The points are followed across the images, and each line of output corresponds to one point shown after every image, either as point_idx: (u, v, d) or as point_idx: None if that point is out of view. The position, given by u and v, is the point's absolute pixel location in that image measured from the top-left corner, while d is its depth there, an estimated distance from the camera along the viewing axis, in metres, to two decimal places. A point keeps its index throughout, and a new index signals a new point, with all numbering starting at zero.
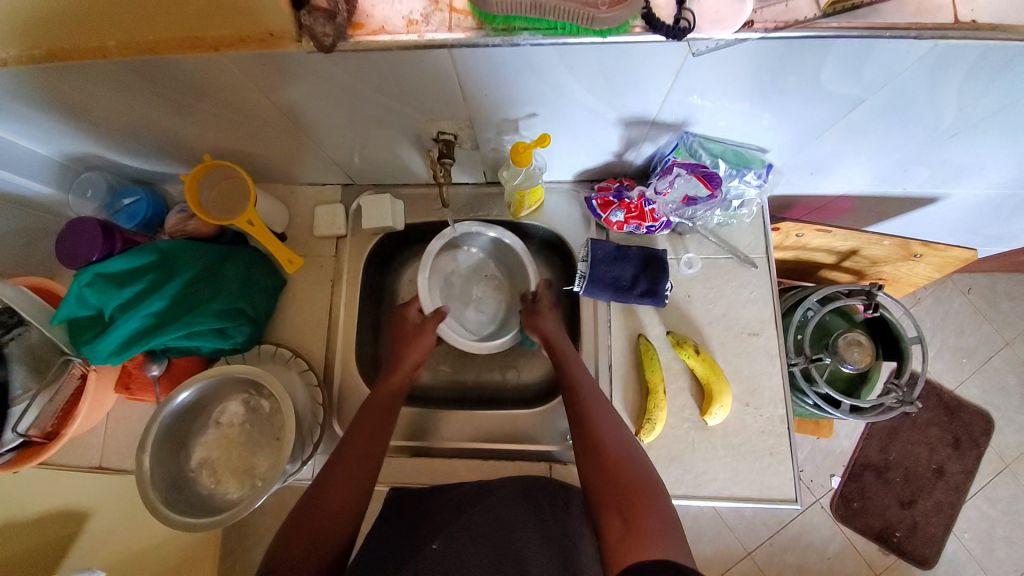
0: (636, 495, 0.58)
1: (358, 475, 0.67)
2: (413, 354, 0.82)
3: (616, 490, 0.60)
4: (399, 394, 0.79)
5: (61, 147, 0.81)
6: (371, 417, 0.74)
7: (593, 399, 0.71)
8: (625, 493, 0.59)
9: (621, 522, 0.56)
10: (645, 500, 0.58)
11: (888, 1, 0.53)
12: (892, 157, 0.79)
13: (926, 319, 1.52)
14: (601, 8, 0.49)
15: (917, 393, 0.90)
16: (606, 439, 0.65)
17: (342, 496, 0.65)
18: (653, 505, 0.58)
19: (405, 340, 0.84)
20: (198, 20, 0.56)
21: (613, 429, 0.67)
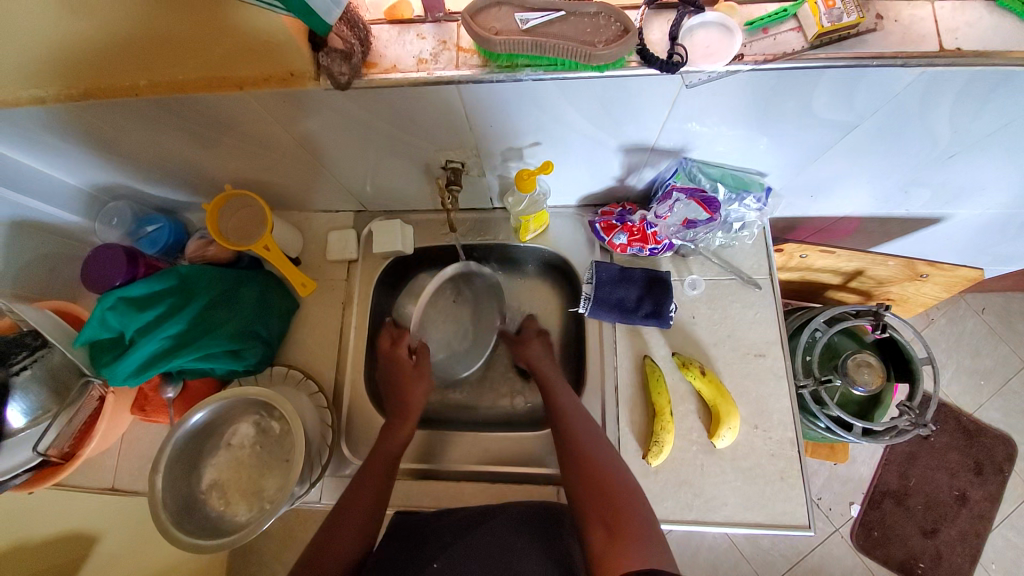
0: (623, 515, 0.62)
1: (365, 524, 0.69)
2: (416, 391, 0.82)
3: (604, 511, 0.63)
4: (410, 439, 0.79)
5: (92, 178, 0.86)
6: (381, 466, 0.74)
7: (577, 420, 0.74)
8: (611, 514, 0.62)
9: (608, 543, 0.60)
10: (632, 519, 0.62)
11: (874, 32, 0.56)
12: (891, 178, 0.80)
13: (940, 340, 1.50)
14: (597, 46, 0.52)
15: (931, 416, 0.89)
16: (592, 462, 0.68)
17: (347, 542, 0.67)
18: (638, 523, 0.62)
19: (397, 382, 0.83)
20: (224, 63, 0.60)
21: (597, 444, 0.70)
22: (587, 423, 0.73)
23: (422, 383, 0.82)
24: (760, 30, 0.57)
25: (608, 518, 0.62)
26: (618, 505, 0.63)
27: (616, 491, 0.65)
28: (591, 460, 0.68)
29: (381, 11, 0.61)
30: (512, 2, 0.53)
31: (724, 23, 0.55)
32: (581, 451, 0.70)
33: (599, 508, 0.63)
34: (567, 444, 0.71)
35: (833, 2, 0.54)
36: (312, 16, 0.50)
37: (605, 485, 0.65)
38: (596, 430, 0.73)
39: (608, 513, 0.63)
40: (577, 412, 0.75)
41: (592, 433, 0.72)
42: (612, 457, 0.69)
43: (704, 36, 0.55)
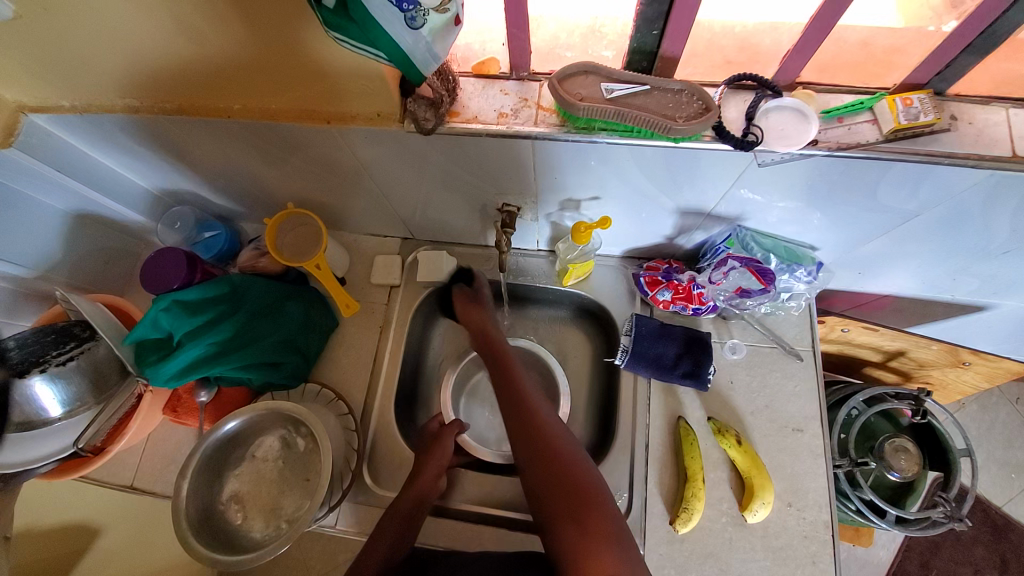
0: (594, 509, 0.62)
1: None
2: (431, 466, 0.78)
3: (571, 505, 0.63)
4: (423, 499, 0.75)
5: (161, 183, 0.90)
6: (392, 527, 0.72)
7: (539, 412, 0.73)
8: (582, 510, 0.62)
9: (582, 540, 0.59)
10: (602, 512, 0.62)
11: (947, 132, 0.57)
12: (941, 267, 0.79)
13: (971, 427, 1.44)
14: (677, 121, 0.54)
15: (967, 511, 0.86)
16: (561, 459, 0.67)
17: None
18: (611, 520, 0.61)
19: (426, 454, 0.80)
20: (317, 100, 0.64)
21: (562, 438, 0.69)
22: (549, 417, 0.73)
23: (443, 458, 0.80)
24: (834, 119, 0.58)
25: (578, 517, 0.61)
26: (587, 500, 0.63)
27: (585, 487, 0.64)
28: (558, 455, 0.67)
29: (469, 64, 0.64)
30: (599, 72, 0.55)
31: (799, 109, 0.56)
32: (545, 444, 0.68)
33: (568, 504, 0.63)
34: (531, 440, 0.69)
35: (910, 100, 0.56)
36: (410, 68, 0.52)
37: (571, 479, 0.65)
38: (558, 425, 0.72)
39: (577, 506, 0.62)
40: (539, 406, 0.74)
41: (558, 428, 0.71)
42: (576, 450, 0.69)
43: (779, 119, 0.56)
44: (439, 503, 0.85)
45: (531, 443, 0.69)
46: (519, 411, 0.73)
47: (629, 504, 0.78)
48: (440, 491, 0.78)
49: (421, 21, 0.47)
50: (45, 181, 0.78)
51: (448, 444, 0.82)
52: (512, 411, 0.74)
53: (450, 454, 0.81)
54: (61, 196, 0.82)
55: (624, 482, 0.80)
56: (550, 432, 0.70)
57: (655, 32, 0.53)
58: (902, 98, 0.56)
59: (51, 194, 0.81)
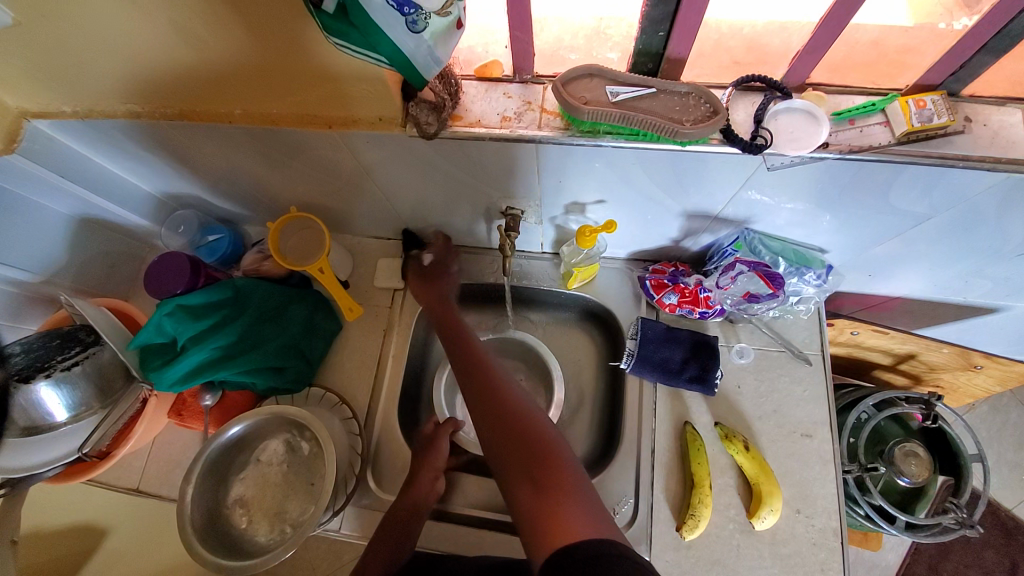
0: (551, 466, 0.59)
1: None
2: (427, 471, 0.78)
3: (527, 465, 0.59)
4: (422, 501, 0.76)
5: (164, 186, 0.90)
6: (391, 534, 0.72)
7: (493, 374, 0.70)
8: (540, 469, 0.59)
9: (540, 500, 0.56)
10: (561, 469, 0.59)
11: (961, 134, 0.55)
12: (954, 268, 0.78)
13: (982, 428, 1.42)
14: (684, 124, 0.53)
15: (980, 517, 0.84)
16: (515, 419, 0.64)
17: None
18: (570, 474, 0.59)
19: (421, 459, 0.80)
20: (319, 105, 0.64)
21: (516, 398, 0.66)
22: (503, 378, 0.70)
23: (438, 461, 0.79)
24: (846, 121, 0.57)
25: (534, 475, 0.58)
26: (543, 458, 0.60)
27: (540, 444, 0.61)
28: (511, 416, 0.64)
29: (472, 66, 0.63)
30: (604, 75, 0.54)
31: (810, 111, 0.55)
32: (497, 406, 0.65)
33: (524, 465, 0.60)
34: (484, 403, 0.66)
35: (924, 102, 0.54)
36: (412, 71, 0.51)
37: (525, 439, 0.62)
38: (513, 386, 0.69)
39: (533, 466, 0.59)
40: (494, 370, 0.71)
41: (513, 390, 0.68)
42: (532, 409, 0.66)
43: (789, 121, 0.55)
44: (442, 507, 0.84)
45: (483, 406, 0.66)
46: (472, 376, 0.70)
47: (635, 510, 0.77)
48: (437, 494, 0.78)
49: (423, 25, 0.46)
50: (50, 186, 0.78)
51: (443, 446, 0.81)
52: (465, 377, 0.71)
53: (445, 456, 0.81)
54: (66, 201, 0.83)
55: (630, 488, 0.79)
56: (504, 393, 0.67)
57: (661, 33, 0.51)
58: (916, 100, 0.54)
59: (54, 199, 0.81)
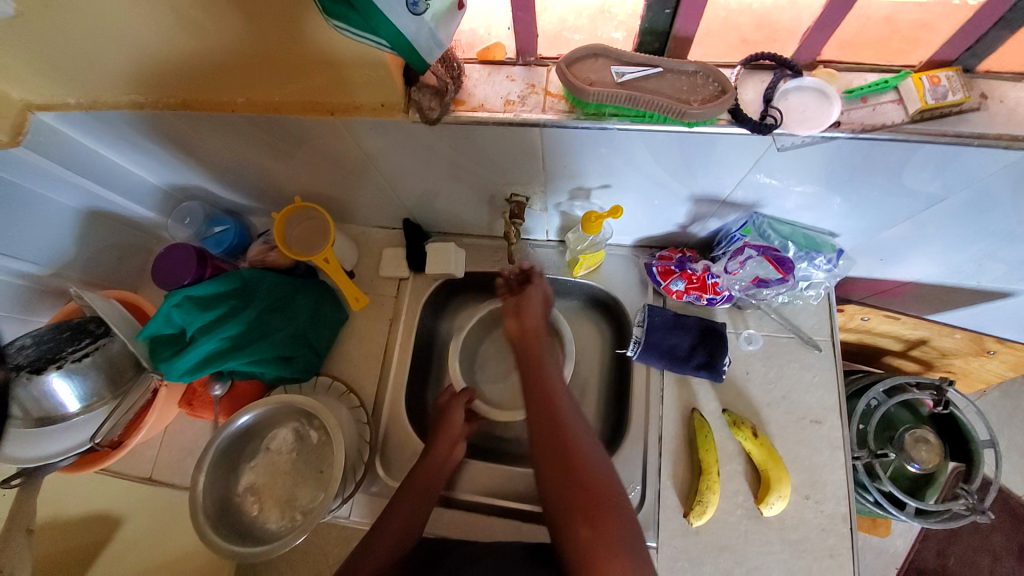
0: (610, 515, 0.57)
1: (398, 540, 0.69)
2: (442, 440, 0.79)
3: (585, 507, 0.57)
4: (439, 471, 0.76)
5: (169, 178, 0.90)
6: (408, 503, 0.72)
7: (561, 396, 0.66)
8: (598, 513, 0.57)
9: (593, 544, 0.55)
10: (617, 517, 0.57)
11: (977, 111, 0.54)
12: (969, 252, 0.76)
13: (994, 415, 1.40)
14: (692, 104, 0.51)
15: (991, 503, 0.83)
16: (579, 454, 0.60)
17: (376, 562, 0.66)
18: (623, 523, 0.57)
19: (438, 429, 0.80)
20: (321, 92, 0.63)
21: (583, 431, 0.62)
22: (569, 401, 0.66)
23: (454, 430, 0.80)
24: (858, 99, 0.55)
25: (591, 519, 0.56)
26: (605, 503, 0.58)
27: (602, 488, 0.58)
28: (575, 450, 0.61)
29: (474, 50, 0.62)
30: (608, 55, 0.53)
31: (821, 90, 0.54)
32: (563, 434, 0.62)
33: (582, 505, 0.57)
34: (551, 429, 0.62)
35: (937, 78, 0.53)
36: (415, 56, 0.50)
37: (586, 479, 0.59)
38: (577, 413, 0.65)
39: (591, 509, 0.57)
40: (559, 390, 0.66)
41: (579, 422, 0.64)
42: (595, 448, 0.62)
43: (799, 100, 0.54)
44: (449, 493, 0.85)
45: (545, 430, 0.63)
46: (538, 396, 0.66)
47: (642, 496, 0.77)
48: (456, 460, 0.80)
49: (424, 6, 0.45)
50: (56, 179, 0.79)
51: (456, 417, 0.81)
52: (531, 395, 0.66)
53: (461, 424, 0.81)
54: (72, 194, 0.83)
55: (637, 475, 0.79)
56: (569, 424, 0.63)
57: (667, 11, 0.50)
58: (929, 76, 0.53)
59: (62, 192, 0.82)
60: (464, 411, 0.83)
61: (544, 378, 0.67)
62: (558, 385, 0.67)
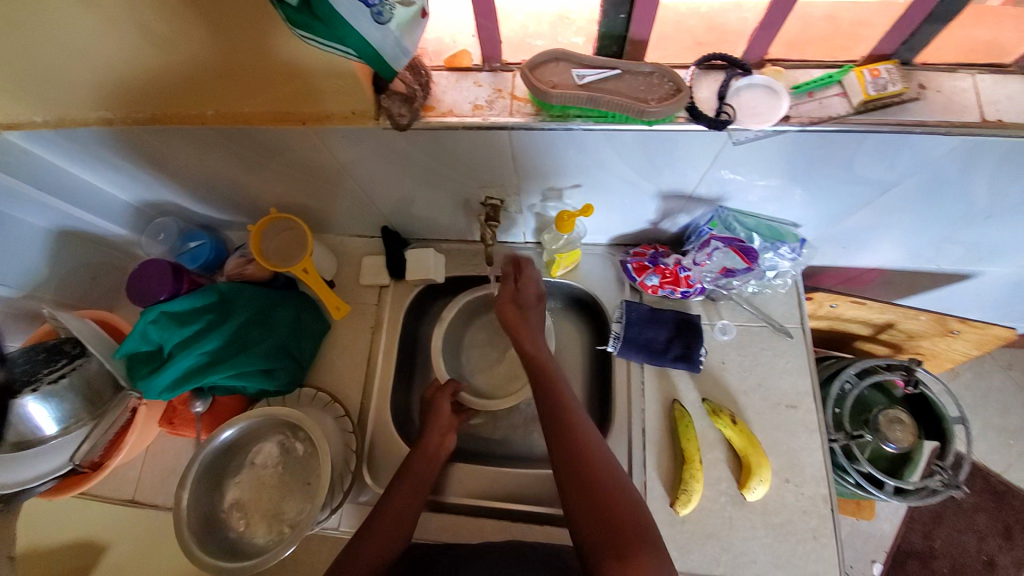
0: (640, 545, 0.53)
1: (395, 527, 0.70)
2: (434, 429, 0.80)
3: (612, 537, 0.54)
4: (432, 462, 0.78)
5: (142, 194, 0.89)
6: (413, 490, 0.73)
7: (583, 424, 0.66)
8: (627, 545, 0.53)
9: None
10: (647, 549, 0.53)
11: (917, 101, 0.57)
12: (925, 235, 0.80)
13: (966, 395, 1.46)
14: (650, 103, 0.54)
15: (965, 478, 0.86)
16: (604, 480, 0.59)
17: (373, 548, 0.66)
18: (654, 557, 0.52)
19: (428, 422, 0.82)
20: (293, 102, 0.64)
21: (607, 460, 0.62)
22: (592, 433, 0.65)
23: (444, 420, 0.82)
24: (805, 94, 0.58)
25: (619, 550, 0.53)
26: (632, 535, 0.54)
27: (628, 518, 0.56)
28: (598, 478, 0.59)
29: (441, 57, 0.63)
30: (570, 58, 0.56)
31: (770, 86, 0.57)
32: (588, 461, 0.61)
33: (609, 534, 0.54)
34: (575, 453, 0.62)
35: (878, 71, 0.56)
36: (382, 64, 0.52)
37: (614, 509, 0.56)
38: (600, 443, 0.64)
39: (619, 539, 0.54)
40: (581, 420, 0.66)
41: (603, 451, 0.63)
42: (621, 478, 0.60)
43: (750, 97, 0.57)
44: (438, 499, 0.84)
45: (570, 457, 0.62)
46: (559, 425, 0.65)
47: None
48: (448, 450, 0.81)
49: (389, 15, 0.47)
50: (24, 198, 0.79)
51: (444, 407, 0.83)
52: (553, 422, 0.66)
53: (450, 415, 0.83)
54: (41, 213, 0.83)
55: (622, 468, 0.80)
56: (593, 450, 0.62)
57: (622, 16, 0.53)
58: (870, 70, 0.56)
59: (30, 211, 0.81)
60: (450, 404, 0.84)
61: (565, 407, 0.68)
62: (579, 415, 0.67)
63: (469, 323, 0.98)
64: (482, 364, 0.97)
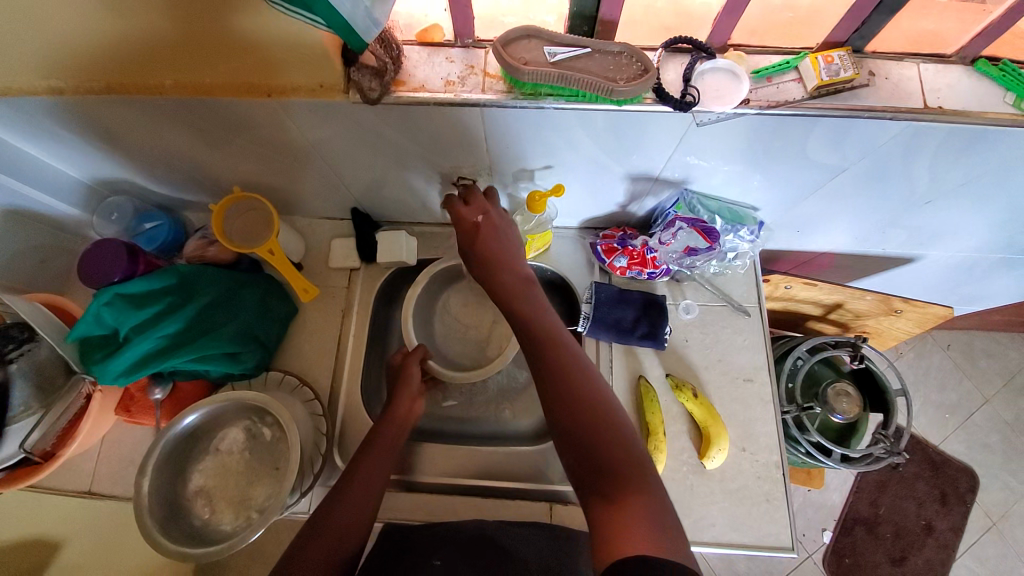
0: (629, 481, 0.54)
1: (367, 493, 0.69)
2: (405, 395, 0.80)
3: (604, 474, 0.55)
4: (405, 426, 0.78)
5: (93, 172, 0.84)
6: (384, 451, 0.74)
7: (569, 353, 0.63)
8: (618, 481, 0.54)
9: (613, 515, 0.52)
10: (639, 483, 0.54)
11: (866, 87, 0.61)
12: (873, 219, 0.86)
13: (909, 373, 1.57)
14: (618, 82, 0.56)
15: (904, 445, 0.93)
16: (593, 414, 0.59)
17: (347, 512, 0.66)
18: (645, 489, 0.54)
19: (397, 388, 0.82)
20: (258, 72, 0.62)
21: (594, 391, 0.61)
22: (581, 362, 0.63)
23: (414, 387, 0.82)
24: (764, 79, 0.62)
25: (608, 487, 0.54)
26: (626, 476, 0.55)
27: (622, 459, 0.56)
28: (589, 415, 0.59)
29: (413, 31, 0.63)
30: (541, 36, 0.57)
31: (732, 70, 0.60)
32: (578, 397, 0.60)
33: (598, 473, 0.56)
34: (561, 389, 0.61)
35: (831, 58, 0.60)
36: (353, 35, 0.51)
37: (605, 445, 0.57)
38: (593, 379, 0.62)
39: (609, 475, 0.55)
40: (575, 356, 0.63)
41: (592, 382, 0.62)
42: (613, 409, 0.60)
43: (714, 80, 0.60)
44: (409, 478, 0.85)
45: (558, 392, 0.61)
46: (547, 361, 0.63)
47: None
48: (417, 416, 0.81)
49: None
50: None
51: (414, 375, 0.82)
52: (537, 354, 0.64)
53: (417, 383, 0.82)
54: None
55: None
56: (581, 384, 0.61)
57: None
58: (824, 57, 0.60)
59: None
60: (420, 370, 0.84)
61: (552, 337, 0.65)
62: (572, 350, 0.64)
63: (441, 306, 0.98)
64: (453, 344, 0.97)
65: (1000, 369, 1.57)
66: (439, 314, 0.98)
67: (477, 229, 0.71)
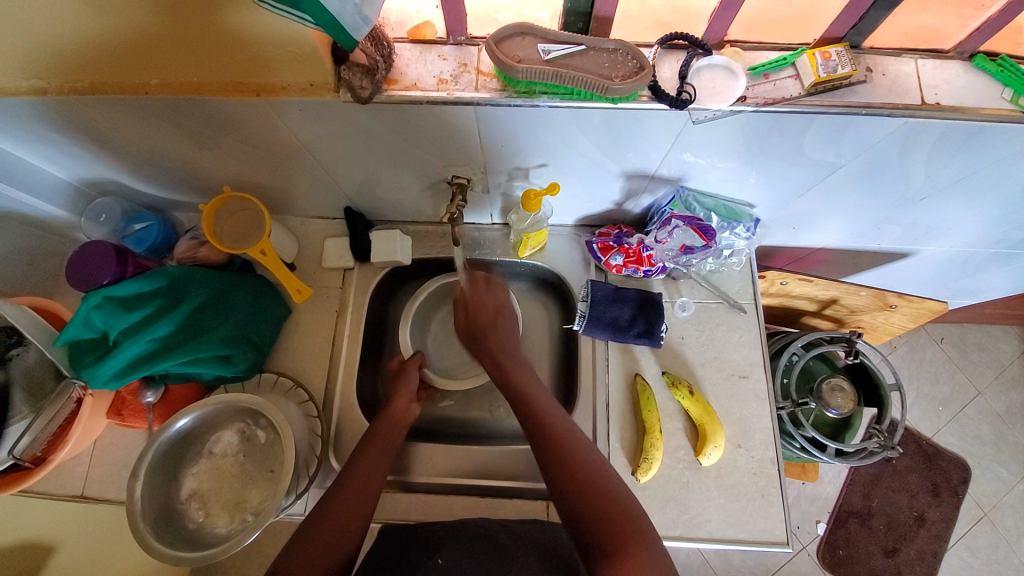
0: (629, 537, 0.56)
1: (362, 494, 0.68)
2: (403, 393, 0.80)
3: (603, 531, 0.56)
4: (401, 425, 0.78)
5: (80, 172, 0.83)
6: (381, 450, 0.73)
7: (558, 419, 0.67)
8: (618, 538, 0.56)
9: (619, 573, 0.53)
10: (638, 539, 0.56)
11: (863, 84, 0.61)
12: (868, 215, 0.85)
13: (902, 366, 1.59)
14: (614, 80, 0.55)
15: (898, 439, 0.94)
16: (587, 474, 0.61)
17: (341, 512, 0.65)
18: (643, 546, 0.55)
19: (395, 387, 0.82)
20: (247, 70, 0.61)
21: (585, 450, 0.64)
22: (569, 427, 0.67)
23: (411, 388, 0.82)
24: (761, 75, 0.61)
25: (609, 544, 0.55)
26: (625, 533, 0.56)
27: (619, 514, 0.58)
28: (583, 474, 0.61)
29: (404, 28, 0.62)
30: (535, 33, 0.56)
31: (728, 67, 0.59)
32: (569, 456, 0.63)
33: (598, 530, 0.57)
34: (554, 449, 0.64)
35: (829, 54, 0.59)
36: (341, 32, 0.50)
37: (601, 502, 0.59)
38: (583, 439, 0.65)
39: (609, 532, 0.56)
40: (564, 422, 0.67)
41: (580, 443, 0.65)
42: (603, 467, 0.63)
43: (710, 76, 0.59)
44: (405, 479, 0.84)
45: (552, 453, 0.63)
46: (539, 427, 0.66)
47: None
48: (413, 416, 0.80)
49: None
50: None
51: (412, 377, 0.83)
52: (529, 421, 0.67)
53: (413, 387, 0.82)
54: None
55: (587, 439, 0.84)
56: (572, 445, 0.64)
57: None
58: (822, 53, 0.59)
59: None
60: (418, 376, 0.84)
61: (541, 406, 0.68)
62: (556, 414, 0.68)
63: (439, 307, 0.97)
64: (449, 344, 0.97)
65: (992, 361, 1.59)
66: (436, 315, 0.98)
67: (494, 322, 0.80)
